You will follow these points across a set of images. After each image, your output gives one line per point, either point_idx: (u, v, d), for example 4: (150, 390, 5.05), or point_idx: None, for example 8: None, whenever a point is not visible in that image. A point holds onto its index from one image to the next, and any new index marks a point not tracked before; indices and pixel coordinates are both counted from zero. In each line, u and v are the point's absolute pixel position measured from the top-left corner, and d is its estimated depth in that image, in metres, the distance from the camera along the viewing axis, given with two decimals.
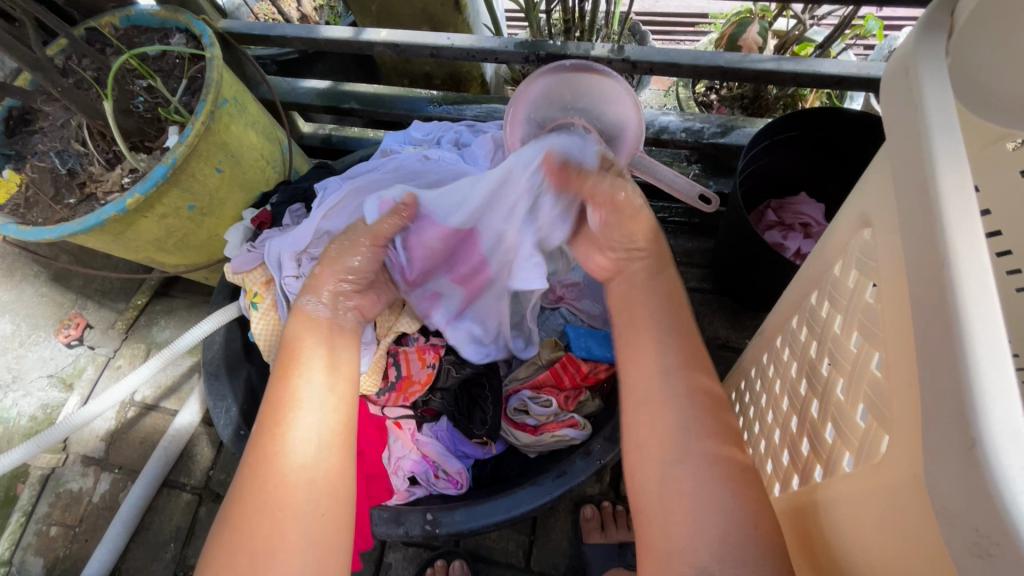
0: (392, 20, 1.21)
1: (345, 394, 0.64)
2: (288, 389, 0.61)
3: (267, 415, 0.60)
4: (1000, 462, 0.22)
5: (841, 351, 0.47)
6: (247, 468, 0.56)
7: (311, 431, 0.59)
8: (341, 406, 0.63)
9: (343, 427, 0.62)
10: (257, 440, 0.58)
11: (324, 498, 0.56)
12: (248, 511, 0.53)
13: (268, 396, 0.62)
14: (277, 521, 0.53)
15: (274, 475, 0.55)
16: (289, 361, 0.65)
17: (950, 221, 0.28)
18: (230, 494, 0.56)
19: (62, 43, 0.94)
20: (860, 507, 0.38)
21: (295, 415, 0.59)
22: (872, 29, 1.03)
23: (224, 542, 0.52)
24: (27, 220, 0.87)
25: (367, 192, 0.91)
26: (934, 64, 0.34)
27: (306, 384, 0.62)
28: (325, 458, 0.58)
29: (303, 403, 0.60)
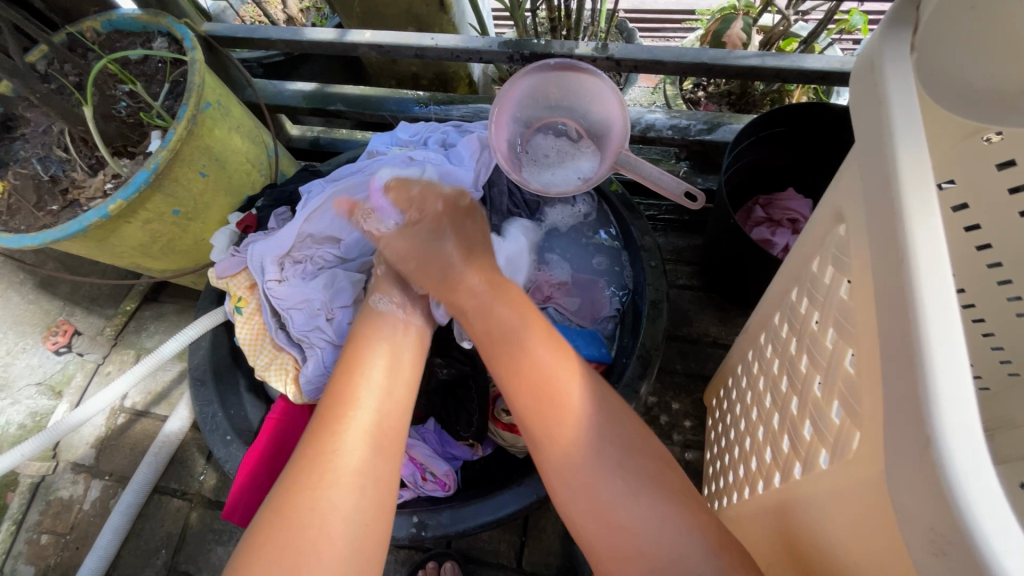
0: (377, 22, 1.21)
1: (403, 399, 0.65)
2: (350, 390, 0.63)
3: (327, 414, 0.61)
4: (951, 459, 0.23)
5: (818, 348, 0.46)
6: (304, 462, 0.56)
7: (366, 433, 0.59)
8: (398, 411, 0.63)
9: (398, 435, 0.62)
10: (316, 436, 0.58)
11: (374, 501, 0.56)
12: (297, 507, 0.53)
13: (330, 396, 0.63)
14: (327, 517, 0.52)
15: (329, 474, 0.55)
16: (354, 364, 0.66)
17: (910, 216, 0.28)
18: (277, 488, 0.56)
19: (43, 49, 0.94)
20: (832, 505, 0.38)
21: (356, 415, 0.60)
22: (857, 23, 1.02)
23: (270, 539, 0.51)
24: (9, 228, 0.86)
25: (352, 194, 0.92)
26: (897, 60, 0.34)
27: (367, 388, 0.63)
28: (379, 461, 0.58)
29: (361, 405, 0.61)
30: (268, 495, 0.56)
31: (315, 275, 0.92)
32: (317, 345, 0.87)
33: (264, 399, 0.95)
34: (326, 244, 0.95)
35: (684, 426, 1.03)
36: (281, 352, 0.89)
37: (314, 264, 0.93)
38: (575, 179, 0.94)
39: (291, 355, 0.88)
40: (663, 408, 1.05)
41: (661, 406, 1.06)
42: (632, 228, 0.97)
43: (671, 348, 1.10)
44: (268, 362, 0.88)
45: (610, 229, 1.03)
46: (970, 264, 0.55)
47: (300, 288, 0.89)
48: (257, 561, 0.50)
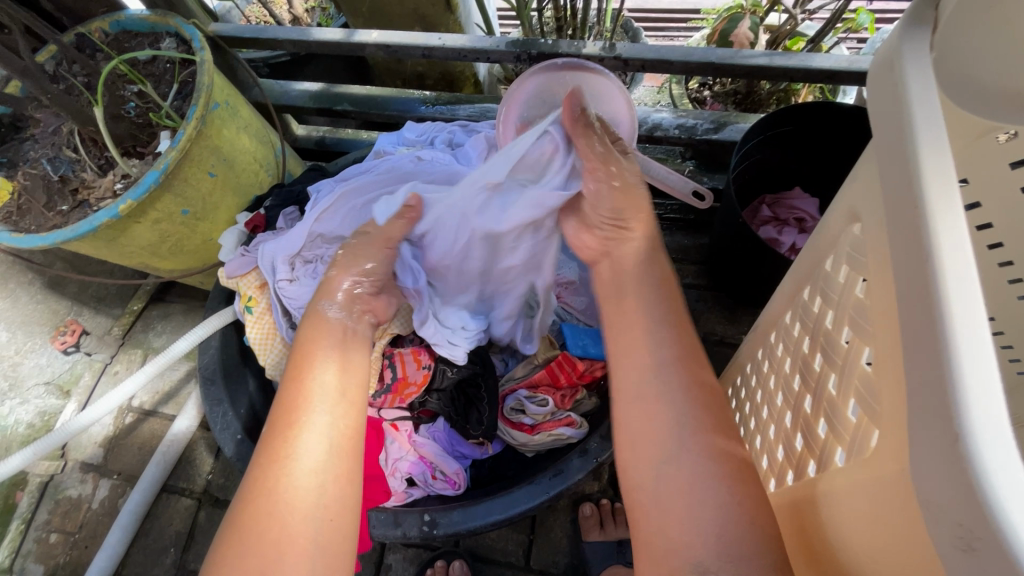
0: (383, 21, 1.21)
1: (356, 397, 0.64)
2: (300, 393, 0.61)
3: (279, 419, 0.59)
4: (981, 455, 0.23)
5: (833, 346, 0.47)
6: (258, 471, 0.56)
7: (322, 435, 0.59)
8: (352, 409, 0.63)
9: (353, 431, 0.62)
10: (269, 443, 0.58)
11: (333, 501, 0.56)
12: (256, 515, 0.53)
13: (280, 401, 0.61)
14: (285, 523, 0.53)
15: (283, 480, 0.55)
16: (300, 364, 0.64)
17: (933, 214, 0.28)
18: (237, 496, 0.56)
19: (52, 49, 0.94)
20: (850, 502, 0.39)
21: (309, 418, 0.59)
22: (864, 22, 1.02)
23: (231, 549, 0.52)
24: (20, 228, 0.87)
25: (362, 194, 0.92)
26: (917, 59, 0.34)
27: (318, 389, 0.62)
28: (336, 461, 0.58)
29: (313, 409, 0.60)
30: (229, 503, 0.56)
31: (325, 274, 0.90)
32: None
33: (273, 398, 0.95)
34: (336, 243, 0.93)
35: None
36: (291, 351, 0.89)
37: (325, 264, 0.92)
38: None
39: None
40: None
41: None
42: None
43: None
44: (278, 361, 0.89)
45: None
46: (982, 263, 0.55)
47: (311, 288, 0.89)
48: (219, 573, 0.50)
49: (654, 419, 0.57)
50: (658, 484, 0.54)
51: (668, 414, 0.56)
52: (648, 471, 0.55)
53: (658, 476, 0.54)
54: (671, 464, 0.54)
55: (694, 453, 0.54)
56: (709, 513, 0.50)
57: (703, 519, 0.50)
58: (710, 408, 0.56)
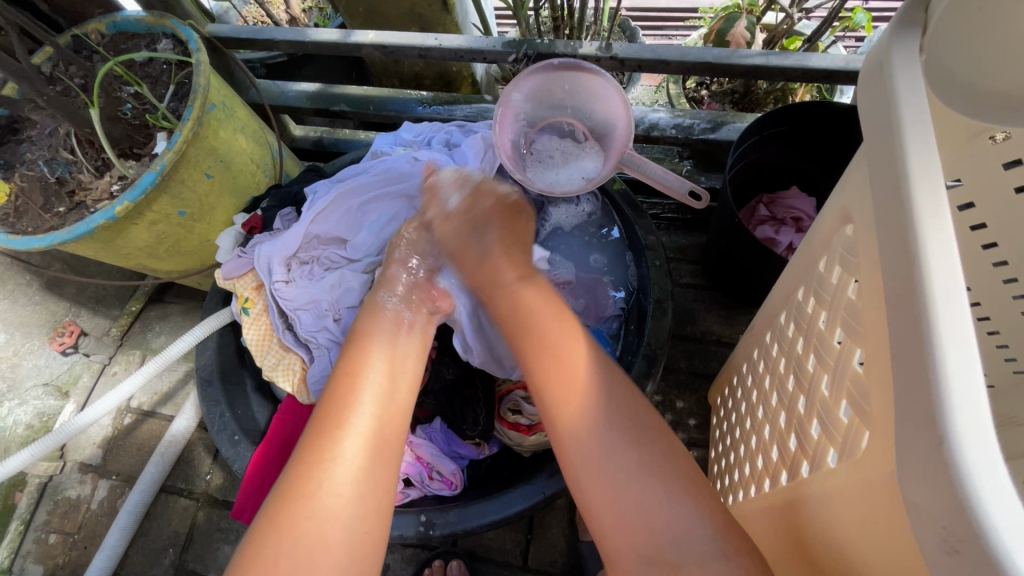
0: (380, 21, 1.21)
1: (403, 402, 0.64)
2: (350, 393, 0.62)
3: (327, 418, 0.60)
4: (966, 458, 0.23)
5: (826, 348, 0.47)
6: (301, 467, 0.56)
7: (364, 438, 0.59)
8: (396, 415, 0.63)
9: (395, 438, 0.62)
10: (315, 440, 0.58)
11: (371, 506, 0.56)
12: (294, 515, 0.53)
13: (329, 399, 0.62)
14: (322, 524, 0.53)
15: (325, 479, 0.55)
16: (352, 366, 0.65)
17: (920, 218, 0.29)
18: (276, 490, 0.56)
19: (48, 51, 0.95)
20: (841, 502, 0.39)
21: (354, 420, 0.60)
22: (860, 22, 1.02)
23: (266, 542, 0.52)
24: (17, 229, 0.87)
25: (358, 195, 0.93)
26: (906, 60, 0.34)
27: (368, 391, 0.63)
28: (377, 466, 0.58)
29: (358, 410, 0.60)
30: (267, 496, 0.56)
31: (322, 276, 0.92)
32: (325, 345, 0.87)
33: (270, 399, 0.95)
34: (332, 244, 0.94)
35: (688, 424, 1.03)
36: (288, 353, 0.89)
37: (321, 266, 0.93)
38: (580, 179, 0.94)
39: (298, 355, 0.88)
40: (668, 407, 1.05)
41: (666, 404, 1.06)
42: (637, 227, 0.99)
43: (676, 347, 1.10)
44: (275, 363, 0.89)
45: (614, 228, 1.03)
46: (976, 263, 0.56)
47: (307, 289, 0.89)
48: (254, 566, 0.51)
49: (593, 433, 0.56)
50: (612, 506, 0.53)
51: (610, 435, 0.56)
52: (594, 489, 0.55)
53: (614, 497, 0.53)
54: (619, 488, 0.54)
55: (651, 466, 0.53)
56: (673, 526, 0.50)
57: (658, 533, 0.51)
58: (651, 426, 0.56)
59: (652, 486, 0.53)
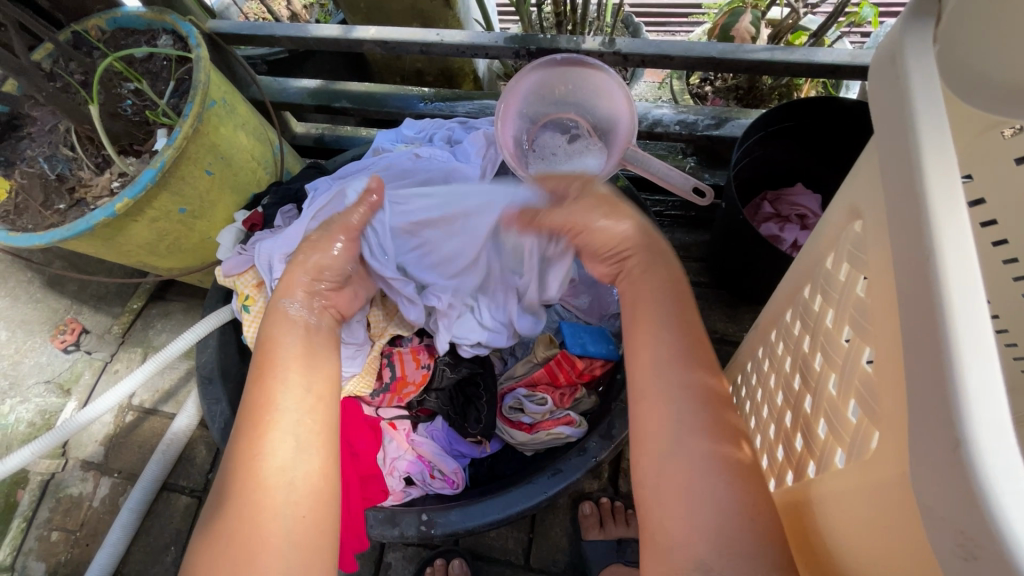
0: (381, 17, 1.20)
1: (323, 390, 0.62)
2: (263, 394, 0.59)
3: (244, 423, 0.58)
4: (983, 461, 0.22)
5: (833, 346, 0.46)
6: (227, 477, 0.55)
7: (287, 432, 0.57)
8: (318, 404, 0.61)
9: (323, 426, 0.60)
10: (236, 448, 0.56)
11: (304, 500, 0.55)
12: (230, 521, 0.52)
13: (245, 405, 0.59)
14: (256, 526, 0.52)
15: (253, 481, 0.54)
16: (264, 361, 0.62)
17: (935, 213, 0.28)
18: (209, 503, 0.55)
19: (48, 47, 0.94)
20: (850, 504, 0.38)
21: (273, 416, 0.58)
22: (867, 16, 1.01)
23: (208, 552, 0.52)
24: (17, 227, 0.86)
25: (360, 191, 0.92)
26: (920, 52, 0.33)
27: (282, 388, 0.60)
28: (306, 457, 0.57)
29: (276, 407, 0.58)
30: (201, 513, 0.55)
31: None
32: None
33: None
34: None
35: None
36: None
37: None
38: None
39: None
40: None
41: None
42: None
43: None
44: None
45: None
46: (986, 261, 0.55)
47: None
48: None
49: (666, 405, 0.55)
50: (658, 476, 0.53)
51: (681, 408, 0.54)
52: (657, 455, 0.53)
53: (660, 465, 0.53)
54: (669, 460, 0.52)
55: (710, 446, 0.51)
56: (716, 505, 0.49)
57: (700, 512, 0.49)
58: (719, 409, 0.54)
59: (702, 464, 0.51)
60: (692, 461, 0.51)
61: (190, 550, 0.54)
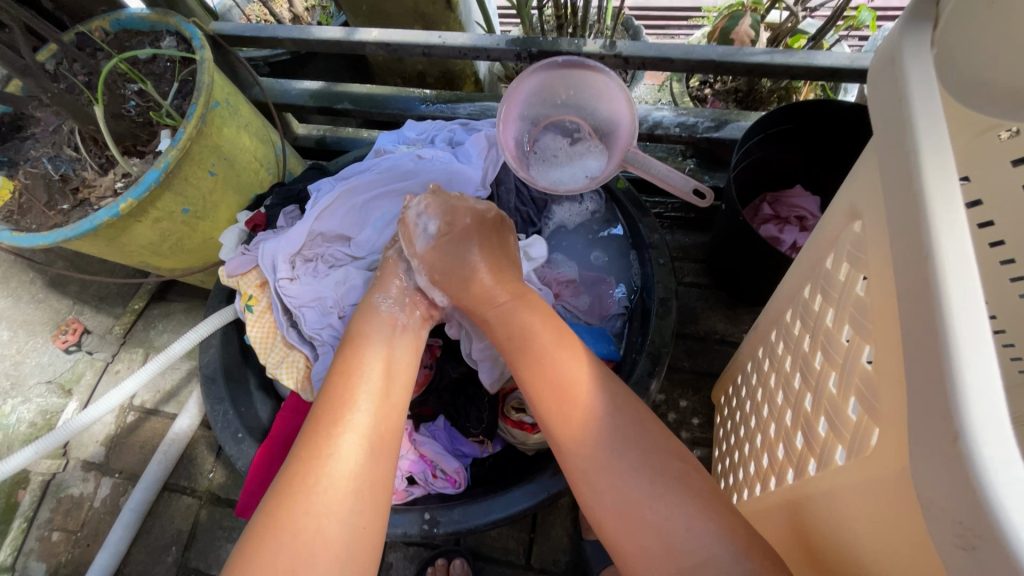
0: (383, 19, 1.21)
1: (399, 401, 0.64)
2: (345, 391, 0.62)
3: (323, 417, 0.60)
4: (980, 453, 0.23)
5: (833, 344, 0.47)
6: (297, 467, 0.56)
7: (361, 435, 0.59)
8: (393, 413, 0.63)
9: (393, 435, 0.62)
10: (311, 441, 0.58)
11: (368, 505, 0.55)
12: (291, 512, 0.52)
13: (324, 399, 0.62)
14: (320, 519, 0.52)
15: (322, 476, 0.55)
16: (348, 365, 0.66)
17: (933, 212, 0.28)
18: (270, 493, 0.55)
19: (53, 48, 0.95)
20: (851, 501, 0.38)
21: (351, 417, 0.60)
22: (865, 20, 1.02)
23: (263, 542, 0.51)
24: (21, 227, 0.87)
25: (362, 192, 0.93)
26: (917, 55, 0.34)
27: (362, 390, 0.62)
28: (374, 462, 0.58)
29: (355, 409, 0.60)
30: (259, 502, 0.55)
31: (327, 273, 0.92)
32: (328, 344, 0.86)
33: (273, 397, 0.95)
34: (336, 242, 0.95)
35: (692, 423, 1.03)
36: (292, 350, 0.89)
37: (325, 263, 0.93)
38: (583, 177, 0.94)
39: (302, 353, 0.88)
40: (671, 406, 1.05)
41: (669, 403, 1.06)
42: (641, 225, 0.99)
43: (679, 346, 1.10)
44: (279, 360, 0.89)
45: (617, 226, 1.03)
46: (984, 261, 0.55)
47: (312, 287, 0.89)
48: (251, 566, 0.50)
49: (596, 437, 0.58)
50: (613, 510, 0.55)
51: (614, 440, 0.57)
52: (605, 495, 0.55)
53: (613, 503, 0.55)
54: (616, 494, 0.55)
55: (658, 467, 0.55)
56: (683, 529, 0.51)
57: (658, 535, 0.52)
58: (651, 428, 0.58)
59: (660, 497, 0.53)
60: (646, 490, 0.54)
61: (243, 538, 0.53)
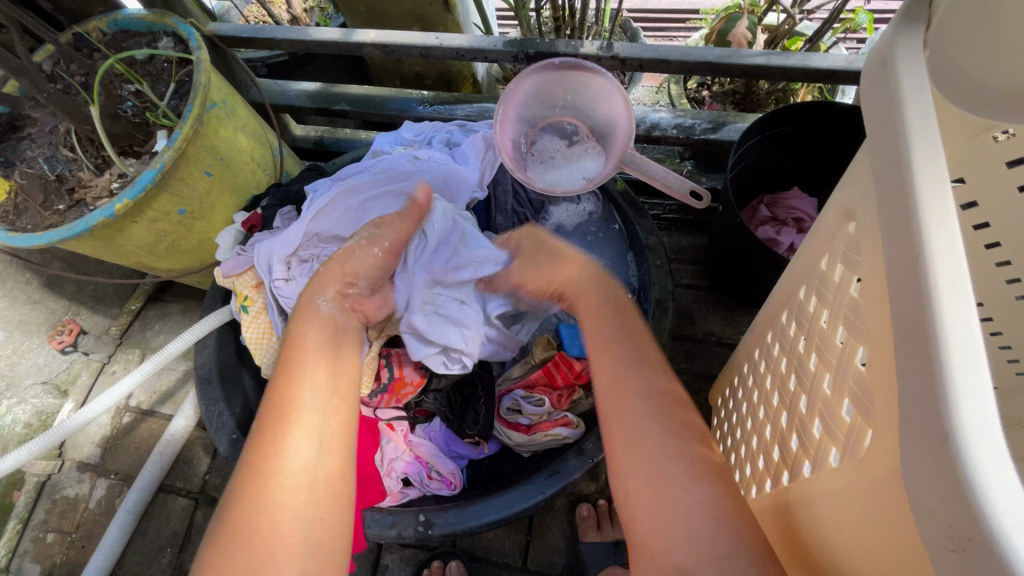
0: (381, 21, 1.21)
1: (346, 393, 0.63)
2: (289, 392, 0.60)
3: (269, 419, 0.58)
4: (970, 455, 0.23)
5: (827, 346, 0.46)
6: (248, 470, 0.55)
7: (312, 433, 0.58)
8: (342, 406, 0.62)
9: (345, 428, 0.61)
10: (259, 442, 0.56)
11: (323, 499, 0.55)
12: (246, 513, 0.52)
13: (269, 400, 0.60)
14: (274, 517, 0.52)
15: (273, 477, 0.54)
16: (290, 363, 0.63)
17: (925, 214, 0.28)
18: (227, 496, 0.55)
19: (50, 49, 0.95)
20: (843, 503, 0.38)
21: (299, 416, 0.58)
22: (862, 22, 1.02)
23: (224, 544, 0.51)
24: (16, 227, 0.86)
25: (358, 193, 0.93)
26: (909, 56, 0.34)
27: (307, 387, 0.60)
28: (326, 457, 0.57)
29: (303, 406, 0.59)
30: (218, 504, 0.55)
31: None
32: None
33: (269, 398, 0.95)
34: (333, 243, 0.94)
35: None
36: None
37: (322, 264, 0.92)
38: (580, 178, 0.94)
39: None
40: None
41: None
42: (637, 227, 0.99)
43: (677, 348, 1.10)
44: (275, 361, 0.89)
45: (615, 228, 1.03)
46: (979, 263, 0.55)
47: None
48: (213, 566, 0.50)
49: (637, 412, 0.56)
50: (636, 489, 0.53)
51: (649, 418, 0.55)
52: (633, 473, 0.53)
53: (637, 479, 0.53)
54: (643, 477, 0.52)
55: (679, 450, 0.53)
56: (694, 518, 0.49)
57: (677, 521, 0.49)
58: (679, 410, 0.56)
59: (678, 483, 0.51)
60: (667, 473, 0.51)
61: (205, 540, 0.54)
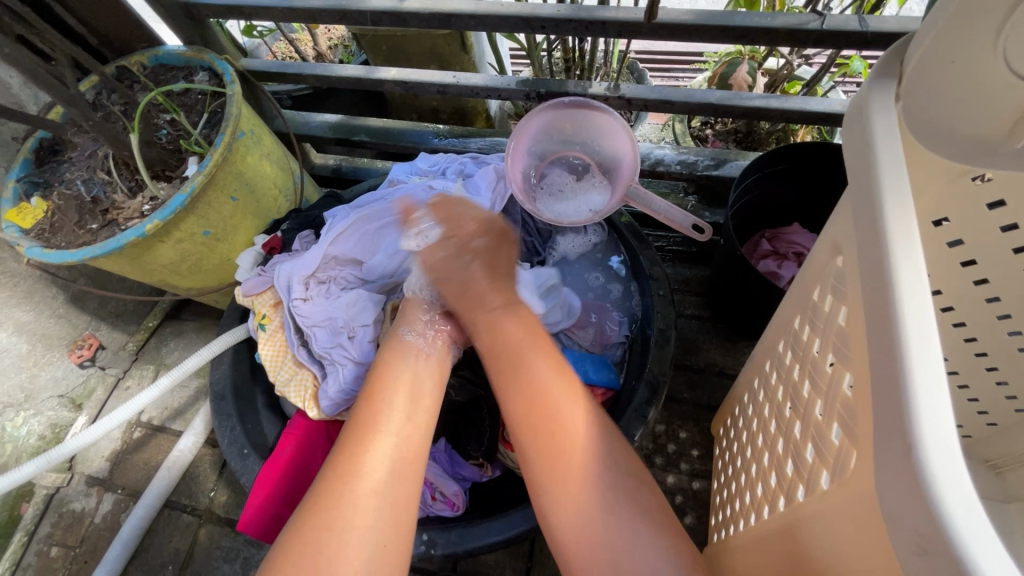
0: (401, 59, 1.28)
1: (422, 424, 0.67)
2: (372, 417, 0.65)
3: (351, 439, 0.63)
4: (928, 464, 0.25)
5: (819, 373, 0.49)
6: (324, 485, 0.58)
7: (386, 457, 0.61)
8: (417, 435, 0.65)
9: (418, 456, 0.64)
10: (337, 459, 0.61)
11: (389, 524, 0.57)
12: (315, 530, 0.55)
13: (350, 424, 0.65)
14: (343, 536, 0.54)
15: (346, 496, 0.57)
16: (375, 393, 0.69)
17: (893, 246, 0.32)
18: (298, 512, 0.58)
19: (94, 79, 1.02)
20: (834, 525, 0.40)
21: (378, 438, 0.62)
22: (858, 68, 1.07)
23: (290, 557, 0.53)
24: (51, 244, 0.91)
25: (376, 219, 0.98)
26: (883, 110, 0.38)
27: (388, 414, 0.66)
28: (395, 482, 0.60)
29: (381, 430, 0.63)
30: (287, 521, 0.57)
31: (339, 295, 0.96)
32: (337, 363, 0.90)
33: (279, 415, 0.97)
34: (349, 265, 1.00)
35: (691, 455, 1.03)
36: (302, 368, 0.92)
37: (337, 285, 0.98)
38: (587, 211, 0.99)
39: (311, 372, 0.91)
40: (671, 437, 1.06)
41: (668, 434, 1.06)
42: (642, 257, 1.01)
43: (679, 378, 1.11)
44: (287, 379, 0.91)
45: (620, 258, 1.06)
46: (970, 300, 0.58)
47: (324, 307, 0.93)
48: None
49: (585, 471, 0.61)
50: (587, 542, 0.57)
51: (601, 467, 0.61)
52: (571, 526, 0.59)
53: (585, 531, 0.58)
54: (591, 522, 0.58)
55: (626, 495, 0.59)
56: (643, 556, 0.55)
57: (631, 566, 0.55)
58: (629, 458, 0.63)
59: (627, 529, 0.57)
60: (614, 522, 0.57)
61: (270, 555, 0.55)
